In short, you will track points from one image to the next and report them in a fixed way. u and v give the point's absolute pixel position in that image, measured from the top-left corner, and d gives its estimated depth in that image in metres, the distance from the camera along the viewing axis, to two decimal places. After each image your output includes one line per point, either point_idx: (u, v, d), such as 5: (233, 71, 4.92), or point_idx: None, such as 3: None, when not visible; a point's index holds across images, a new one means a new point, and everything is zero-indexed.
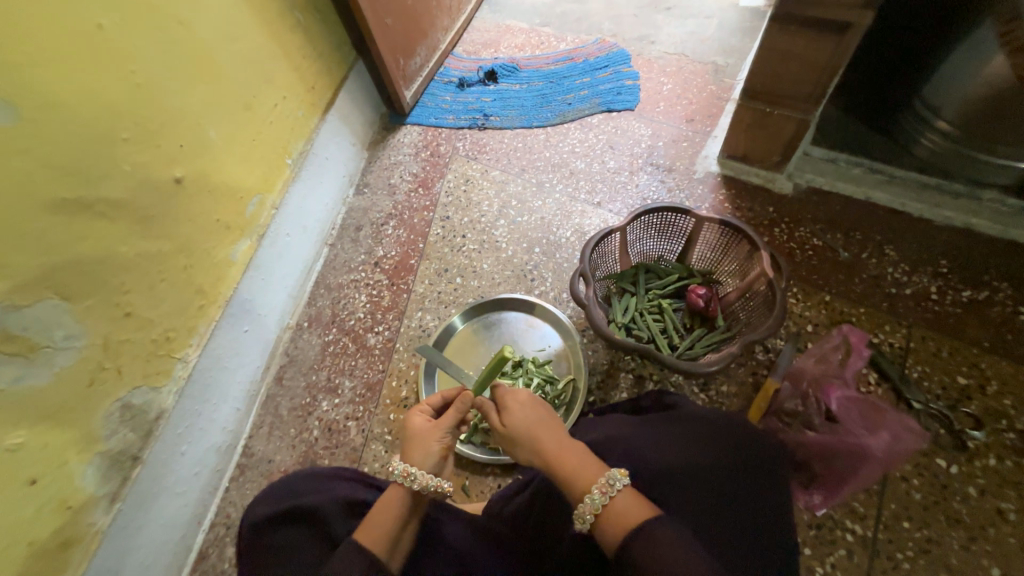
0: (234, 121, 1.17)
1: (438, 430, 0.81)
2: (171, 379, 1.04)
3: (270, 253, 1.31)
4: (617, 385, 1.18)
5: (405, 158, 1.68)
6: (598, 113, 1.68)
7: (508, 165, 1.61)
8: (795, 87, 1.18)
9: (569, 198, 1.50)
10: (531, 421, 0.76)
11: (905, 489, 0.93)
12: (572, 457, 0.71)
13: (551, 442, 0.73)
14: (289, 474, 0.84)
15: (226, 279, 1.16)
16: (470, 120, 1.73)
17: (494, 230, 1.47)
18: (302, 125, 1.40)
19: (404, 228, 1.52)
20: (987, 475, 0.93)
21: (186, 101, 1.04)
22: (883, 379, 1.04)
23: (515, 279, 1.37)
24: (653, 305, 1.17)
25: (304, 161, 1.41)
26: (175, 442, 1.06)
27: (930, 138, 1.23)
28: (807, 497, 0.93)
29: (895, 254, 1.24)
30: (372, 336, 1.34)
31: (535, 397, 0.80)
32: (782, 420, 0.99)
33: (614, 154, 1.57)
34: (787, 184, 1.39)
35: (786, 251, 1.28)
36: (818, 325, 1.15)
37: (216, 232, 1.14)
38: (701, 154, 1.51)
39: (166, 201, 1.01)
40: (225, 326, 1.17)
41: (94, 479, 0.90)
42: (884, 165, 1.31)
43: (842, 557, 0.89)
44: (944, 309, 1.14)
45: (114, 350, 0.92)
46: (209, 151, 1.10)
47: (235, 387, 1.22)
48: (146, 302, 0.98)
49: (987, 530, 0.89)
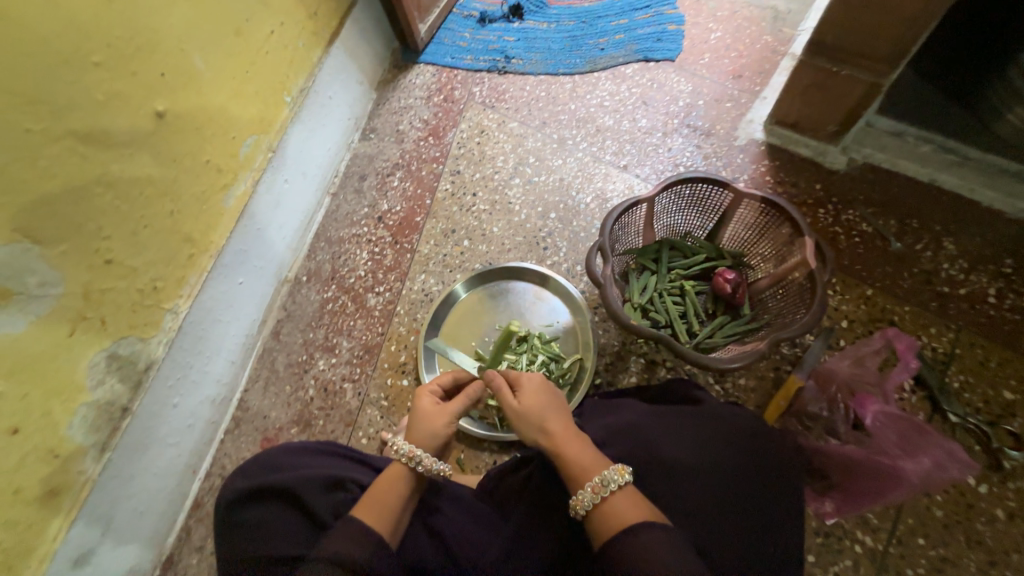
0: (224, 49, 1.04)
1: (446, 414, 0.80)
2: (160, 331, 0.99)
3: (266, 201, 1.22)
4: (626, 369, 1.11)
5: (416, 103, 1.53)
6: (634, 62, 1.49)
7: (528, 117, 1.46)
8: (875, 42, 1.01)
9: (593, 159, 1.37)
10: (544, 403, 0.78)
11: (926, 505, 0.89)
12: (578, 445, 0.72)
13: (560, 427, 0.75)
14: (274, 449, 0.86)
15: (218, 227, 1.08)
16: (489, 62, 1.56)
17: (508, 190, 1.36)
18: (303, 58, 1.25)
19: (412, 181, 1.41)
20: (1018, 498, 0.89)
21: (166, 21, 0.92)
22: (919, 386, 0.97)
23: (526, 246, 1.28)
24: (675, 286, 1.07)
25: (304, 99, 1.28)
26: (166, 394, 1.04)
27: (1018, 114, 1.05)
28: (818, 505, 0.89)
29: (954, 248, 1.11)
30: (373, 297, 1.27)
31: (549, 382, 0.82)
32: (802, 423, 0.94)
33: (647, 111, 1.40)
34: (841, 159, 1.23)
35: (829, 236, 1.16)
36: (855, 321, 1.05)
37: (206, 175, 1.04)
38: (745, 117, 1.34)
39: (148, 137, 0.92)
40: (217, 277, 1.11)
41: (82, 428, 0.87)
42: (959, 142, 1.13)
43: (847, 567, 0.87)
44: (1000, 314, 1.04)
45: (96, 300, 0.87)
46: (193, 82, 0.99)
47: (229, 340, 1.18)
48: (129, 249, 0.91)
49: (1010, 556, 0.86)
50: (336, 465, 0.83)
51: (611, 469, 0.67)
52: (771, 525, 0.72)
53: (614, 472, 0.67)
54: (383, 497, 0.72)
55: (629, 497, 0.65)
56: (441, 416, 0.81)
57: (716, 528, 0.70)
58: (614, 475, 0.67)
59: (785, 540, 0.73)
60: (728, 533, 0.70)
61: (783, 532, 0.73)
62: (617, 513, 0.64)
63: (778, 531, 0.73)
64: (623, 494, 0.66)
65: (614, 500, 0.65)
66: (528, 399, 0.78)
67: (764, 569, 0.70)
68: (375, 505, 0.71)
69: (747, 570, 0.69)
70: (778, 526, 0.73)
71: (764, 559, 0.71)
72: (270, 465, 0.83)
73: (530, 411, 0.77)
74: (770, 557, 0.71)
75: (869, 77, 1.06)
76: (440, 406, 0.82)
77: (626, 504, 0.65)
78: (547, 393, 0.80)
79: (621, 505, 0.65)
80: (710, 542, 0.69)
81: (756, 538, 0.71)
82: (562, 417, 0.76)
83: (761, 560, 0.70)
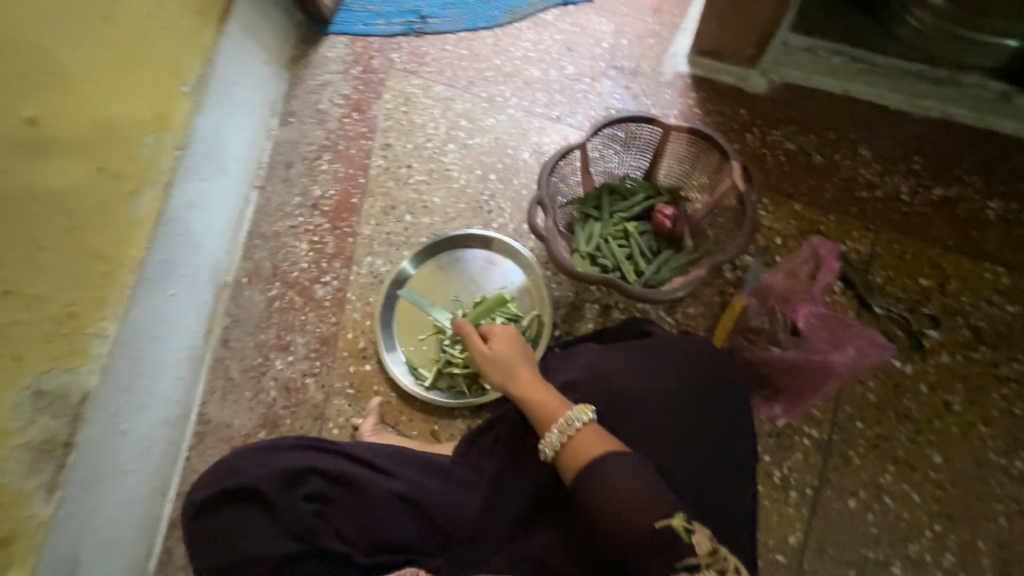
0: (94, 37, 0.92)
1: None
2: (89, 358, 0.92)
3: (183, 203, 1.13)
4: (582, 317, 1.13)
5: (332, 77, 1.43)
6: (554, 8, 1.44)
7: (453, 78, 1.40)
8: None
9: (525, 113, 1.33)
10: (516, 351, 0.80)
11: (862, 392, 0.98)
12: (544, 386, 0.75)
13: (530, 372, 0.77)
14: (239, 450, 0.84)
15: (132, 237, 0.99)
16: (404, 24, 1.47)
17: (443, 157, 1.31)
18: (189, 41, 1.11)
19: (341, 161, 1.34)
20: (938, 372, 0.99)
21: (13, 9, 0.80)
22: (848, 287, 1.04)
23: (470, 212, 1.25)
24: (618, 229, 1.07)
25: (205, 87, 1.16)
26: (111, 422, 0.98)
27: (918, 15, 1.11)
28: (769, 409, 0.97)
29: (868, 154, 1.17)
30: (321, 287, 1.23)
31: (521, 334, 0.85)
32: (747, 337, 0.98)
33: (573, 57, 1.37)
34: (762, 81, 1.25)
35: (757, 159, 1.19)
36: (788, 237, 1.11)
37: (104, 182, 0.94)
38: (669, 51, 1.33)
39: (21, 147, 0.81)
40: (142, 293, 1.03)
41: (21, 472, 0.81)
42: (867, 51, 1.17)
43: (798, 459, 0.95)
44: (913, 210, 1.12)
45: (4, 335, 0.79)
46: (62, 79, 0.87)
47: (172, 356, 1.12)
48: (28, 275, 0.82)
49: (934, 422, 0.96)
50: (298, 456, 0.81)
51: (574, 410, 0.70)
52: (721, 435, 0.77)
53: (578, 412, 0.69)
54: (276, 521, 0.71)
55: (594, 433, 0.68)
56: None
57: (674, 447, 0.74)
58: (578, 414, 0.69)
59: (736, 446, 0.78)
60: (684, 449, 0.74)
61: (734, 439, 0.78)
62: (584, 448, 0.67)
63: (728, 439, 0.78)
64: (588, 430, 0.69)
65: (580, 438, 0.68)
66: (497, 354, 0.80)
67: (719, 475, 0.76)
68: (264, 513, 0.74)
69: (705, 479, 0.74)
70: (728, 435, 0.78)
71: (718, 466, 0.76)
72: (236, 467, 0.81)
73: (504, 358, 0.79)
74: (724, 463, 0.77)
75: None
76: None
77: (591, 440, 0.68)
78: (519, 343, 0.82)
79: (587, 442, 0.68)
80: (670, 461, 0.73)
81: (710, 449, 0.76)
82: (531, 365, 0.79)
83: (716, 468, 0.76)
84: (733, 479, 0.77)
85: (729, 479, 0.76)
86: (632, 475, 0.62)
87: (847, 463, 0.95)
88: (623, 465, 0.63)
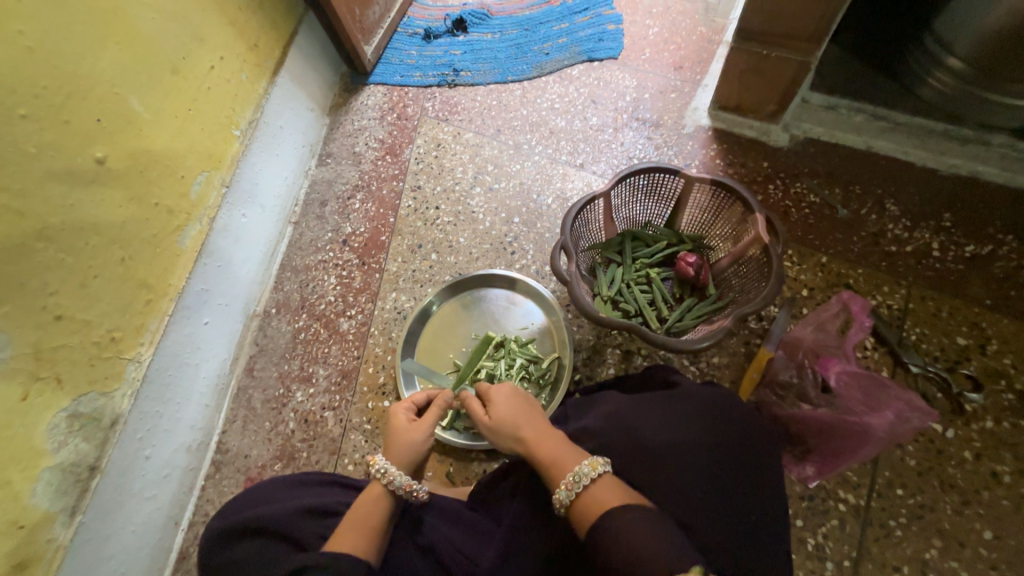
0: (163, 89, 1.03)
1: (419, 431, 0.80)
2: (124, 381, 0.96)
3: (224, 237, 1.20)
4: (604, 361, 1.13)
5: (369, 123, 1.53)
6: (579, 64, 1.53)
7: (482, 126, 1.47)
8: (795, 24, 1.06)
9: (550, 161, 1.39)
10: (517, 409, 0.78)
11: (900, 456, 0.94)
12: (552, 440, 0.73)
13: (532, 427, 0.75)
14: (258, 484, 0.86)
15: (175, 269, 1.06)
16: (439, 76, 1.57)
17: (470, 200, 1.37)
18: (247, 90, 1.24)
19: (373, 201, 1.41)
20: (984, 438, 0.93)
21: (97, 68, 0.90)
22: (880, 343, 1.02)
23: (493, 253, 1.28)
24: (640, 276, 1.09)
25: (254, 131, 1.26)
26: (137, 447, 1.00)
27: (939, 77, 1.13)
28: (800, 470, 0.92)
29: (895, 208, 1.17)
30: (345, 321, 1.26)
31: (518, 390, 0.83)
32: (775, 392, 0.97)
33: (597, 109, 1.44)
34: (783, 135, 1.29)
35: (780, 211, 1.20)
36: (814, 289, 1.10)
37: (157, 218, 1.02)
38: (690, 106, 1.39)
39: (88, 186, 0.89)
40: (179, 321, 1.08)
41: (48, 495, 0.84)
42: (887, 110, 1.21)
43: (835, 527, 0.90)
44: (945, 266, 1.09)
45: (49, 358, 0.84)
46: (132, 124, 0.97)
47: (200, 383, 1.14)
48: (79, 302, 0.88)
49: (982, 494, 0.90)
50: (318, 492, 0.83)
51: (587, 462, 0.68)
52: (753, 496, 0.74)
53: (592, 463, 0.67)
54: (362, 517, 0.72)
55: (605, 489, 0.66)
56: (416, 431, 0.80)
57: (702, 505, 0.70)
58: (592, 468, 0.67)
59: (768, 506, 0.75)
60: (713, 508, 0.71)
61: (766, 501, 0.75)
62: (602, 498, 0.65)
63: (760, 501, 0.75)
64: (603, 482, 0.66)
65: (596, 487, 0.66)
66: (497, 412, 0.79)
67: (753, 541, 0.72)
68: (354, 526, 0.71)
69: (736, 543, 0.70)
70: (759, 497, 0.74)
71: (749, 529, 0.72)
72: (252, 501, 0.83)
73: (502, 420, 0.78)
74: (755, 525, 0.73)
75: (797, 58, 1.12)
76: (415, 424, 0.81)
77: (607, 492, 0.65)
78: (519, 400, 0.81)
79: (603, 493, 0.65)
80: (697, 521, 0.70)
81: (740, 508, 0.72)
82: (534, 419, 0.77)
83: (747, 530, 0.72)
84: (765, 543, 0.73)
85: (762, 544, 0.72)
86: (655, 525, 0.59)
87: (889, 535, 0.89)
88: (644, 516, 0.61)
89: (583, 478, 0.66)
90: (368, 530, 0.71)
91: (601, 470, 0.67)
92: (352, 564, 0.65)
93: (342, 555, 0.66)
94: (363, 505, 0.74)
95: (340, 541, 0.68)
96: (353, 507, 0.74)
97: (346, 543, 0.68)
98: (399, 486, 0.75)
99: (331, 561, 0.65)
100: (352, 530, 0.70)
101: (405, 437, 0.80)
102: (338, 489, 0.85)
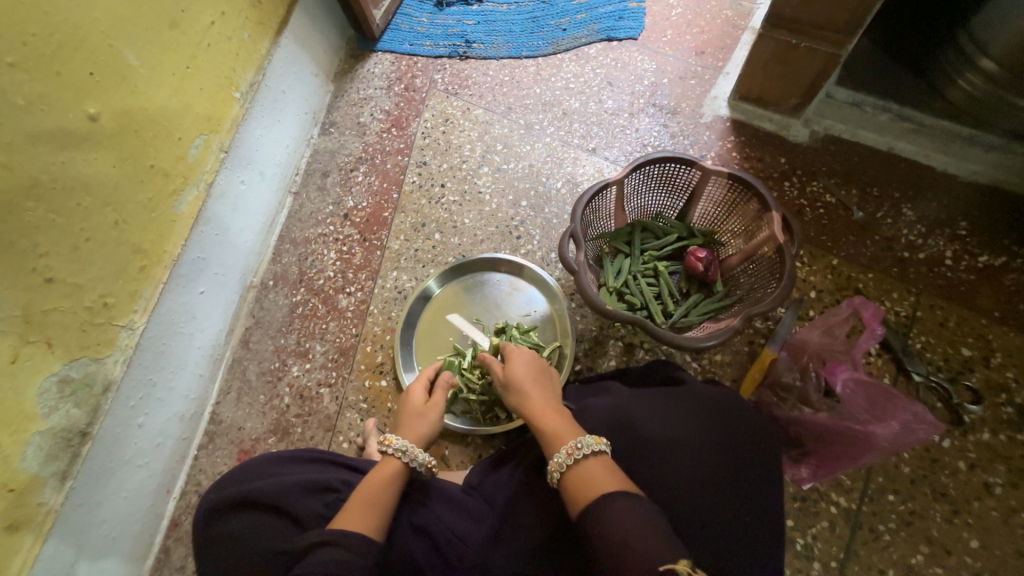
0: (160, 44, 0.97)
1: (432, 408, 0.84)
2: (116, 348, 0.94)
3: (222, 205, 1.16)
4: (605, 353, 1.12)
5: (376, 93, 1.47)
6: (597, 43, 1.46)
7: (493, 103, 1.42)
8: (828, 15, 1.01)
9: (561, 143, 1.34)
10: (534, 375, 0.81)
11: (895, 463, 0.95)
12: (557, 410, 0.75)
13: (541, 397, 0.78)
14: (257, 457, 0.86)
15: (170, 235, 1.02)
16: (450, 47, 1.50)
17: (477, 179, 1.33)
18: (249, 51, 1.17)
19: (376, 174, 1.36)
20: (979, 450, 0.94)
21: (89, 16, 0.85)
22: (884, 350, 1.02)
23: (499, 236, 1.25)
24: (648, 268, 1.06)
25: (255, 94, 1.20)
26: (130, 414, 0.99)
27: (969, 79, 1.11)
28: (795, 471, 0.94)
29: (911, 214, 1.15)
30: (344, 298, 1.23)
31: (538, 358, 0.85)
32: (776, 393, 0.97)
33: (613, 91, 1.39)
34: (803, 131, 1.25)
35: (795, 209, 1.18)
36: (823, 291, 1.09)
37: (152, 180, 0.98)
38: (710, 94, 1.34)
39: (81, 143, 0.85)
40: (175, 288, 1.06)
41: (38, 459, 0.83)
42: (913, 111, 1.18)
43: (825, 528, 0.92)
44: (957, 276, 1.08)
45: (39, 322, 0.81)
46: (126, 81, 0.92)
47: (194, 353, 1.13)
48: (71, 267, 0.85)
49: (972, 503, 0.91)
50: (311, 468, 0.83)
51: (563, 449, 0.68)
52: (751, 495, 0.73)
53: (564, 450, 0.68)
54: (371, 494, 0.71)
55: (600, 465, 0.66)
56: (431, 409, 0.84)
57: (691, 504, 0.69)
58: (564, 456, 0.67)
59: (767, 503, 0.74)
60: (707, 506, 0.70)
61: (763, 501, 0.74)
62: (585, 481, 0.65)
63: (758, 503, 0.74)
64: (578, 470, 0.66)
65: (575, 473, 0.66)
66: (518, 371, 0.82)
67: (752, 541, 0.71)
68: (359, 501, 0.70)
69: (727, 542, 0.70)
70: (757, 497, 0.74)
71: (743, 528, 0.71)
72: (248, 474, 0.83)
73: (517, 382, 0.80)
74: (749, 526, 0.72)
75: (829, 50, 1.07)
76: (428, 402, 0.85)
77: (601, 471, 0.65)
78: (537, 367, 0.83)
79: (576, 483, 0.65)
80: (691, 519, 0.69)
81: (736, 507, 0.71)
82: (545, 389, 0.79)
83: (743, 530, 0.71)
84: (764, 539, 0.73)
85: (760, 543, 0.72)
86: (614, 530, 0.57)
87: (878, 539, 0.91)
88: (599, 517, 0.59)
89: (556, 470, 0.68)
90: (371, 504, 0.70)
91: (573, 457, 0.67)
92: (360, 540, 0.65)
93: (348, 530, 0.66)
94: (369, 481, 0.73)
95: (347, 517, 0.68)
96: (363, 484, 0.73)
97: (349, 520, 0.67)
98: (401, 451, 0.76)
99: (340, 537, 0.64)
100: (358, 507, 0.69)
101: (416, 412, 0.83)
102: (332, 467, 0.84)
